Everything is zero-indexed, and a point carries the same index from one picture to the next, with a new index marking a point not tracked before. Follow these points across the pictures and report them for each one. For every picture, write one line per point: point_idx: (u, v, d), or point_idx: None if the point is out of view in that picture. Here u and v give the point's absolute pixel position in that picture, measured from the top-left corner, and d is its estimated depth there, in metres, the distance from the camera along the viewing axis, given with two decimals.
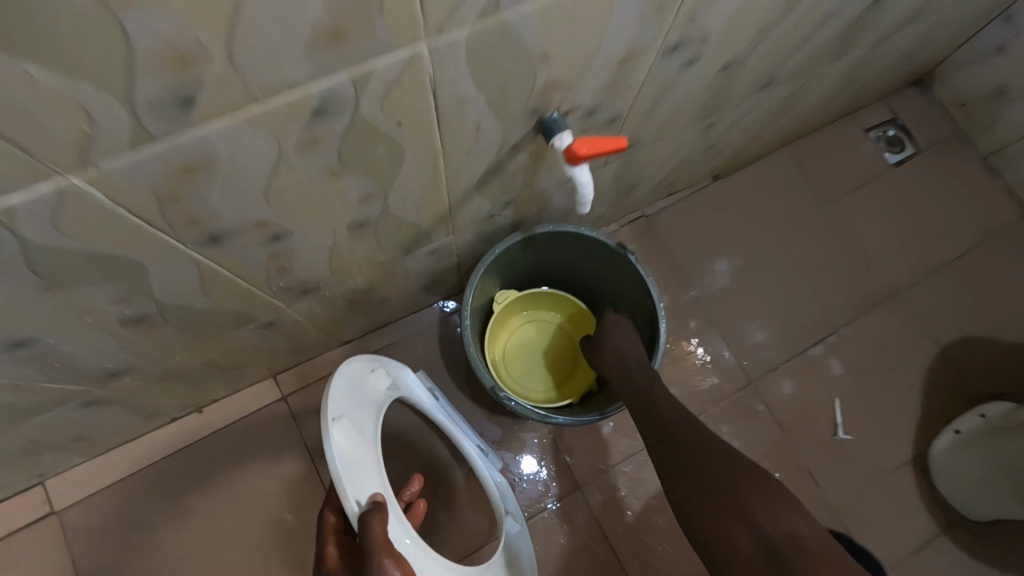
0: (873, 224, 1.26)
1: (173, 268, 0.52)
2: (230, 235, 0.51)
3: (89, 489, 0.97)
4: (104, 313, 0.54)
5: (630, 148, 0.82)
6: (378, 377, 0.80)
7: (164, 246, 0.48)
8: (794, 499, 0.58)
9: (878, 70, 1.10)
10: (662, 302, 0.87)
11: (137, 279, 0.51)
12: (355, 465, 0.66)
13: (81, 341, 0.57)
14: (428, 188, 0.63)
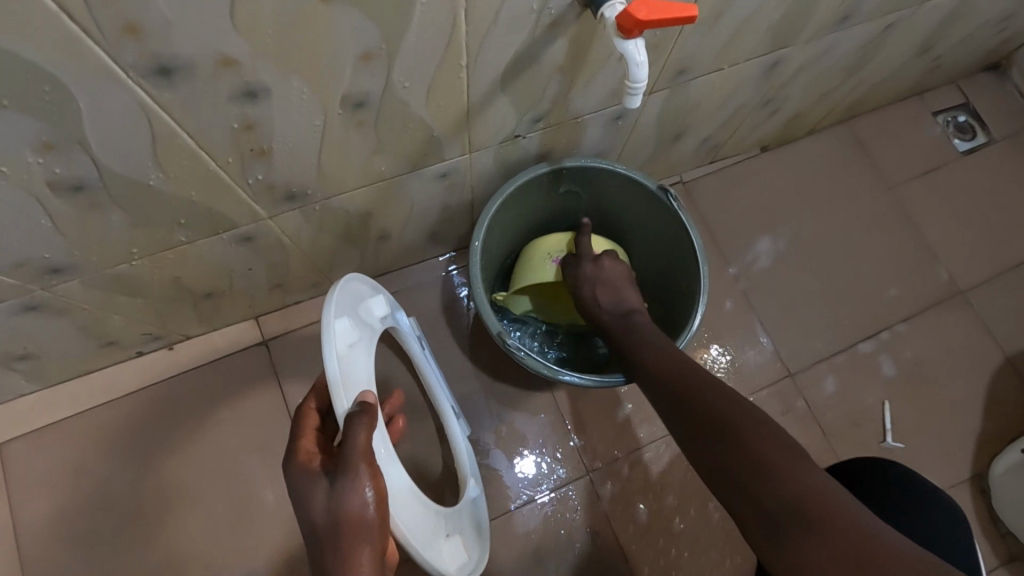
0: (936, 214, 1.13)
1: (111, 110, 0.41)
2: (185, 70, 0.40)
3: (37, 423, 0.87)
4: (26, 164, 0.43)
5: (684, 70, 0.70)
6: (377, 304, 0.72)
7: (95, 66, 0.37)
8: (803, 462, 0.48)
9: (962, 32, 0.98)
10: (706, 257, 0.76)
11: (60, 115, 0.40)
12: (351, 369, 0.59)
13: (1, 202, 0.46)
14: (443, 66, 0.51)
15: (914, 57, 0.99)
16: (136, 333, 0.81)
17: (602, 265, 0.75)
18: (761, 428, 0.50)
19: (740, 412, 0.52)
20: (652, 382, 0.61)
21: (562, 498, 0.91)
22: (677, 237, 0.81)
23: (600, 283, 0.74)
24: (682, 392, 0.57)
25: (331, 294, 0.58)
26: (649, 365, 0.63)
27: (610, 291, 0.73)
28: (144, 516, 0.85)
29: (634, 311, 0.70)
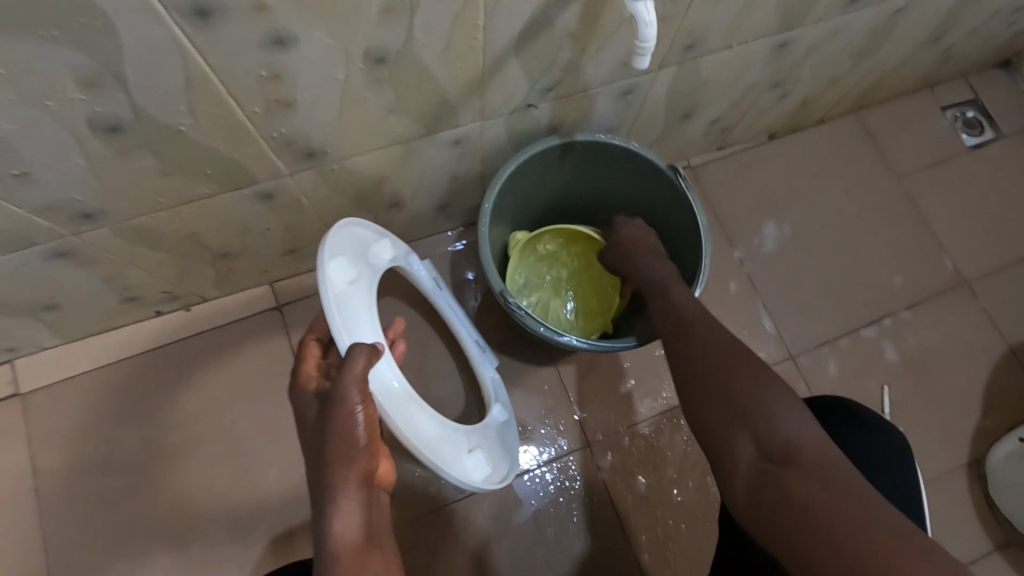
0: (941, 206, 1.14)
1: (151, 48, 0.44)
2: (221, 11, 0.43)
3: (58, 375, 0.90)
4: (69, 101, 0.46)
5: (693, 44, 0.72)
6: (382, 246, 0.75)
7: (138, 1, 0.40)
8: (799, 418, 0.50)
9: (971, 24, 0.99)
10: (709, 235, 0.78)
11: (103, 50, 0.43)
12: (345, 308, 0.64)
13: (43, 138, 0.49)
14: (461, 23, 0.54)
15: (923, 46, 1.01)
16: (156, 290, 0.84)
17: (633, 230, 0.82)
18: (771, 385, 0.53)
19: (756, 370, 0.54)
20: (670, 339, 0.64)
21: (563, 467, 0.93)
22: (684, 217, 0.83)
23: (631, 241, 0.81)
24: (690, 343, 0.61)
25: (326, 236, 0.62)
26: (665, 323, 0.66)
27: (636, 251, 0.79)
28: (159, 469, 0.88)
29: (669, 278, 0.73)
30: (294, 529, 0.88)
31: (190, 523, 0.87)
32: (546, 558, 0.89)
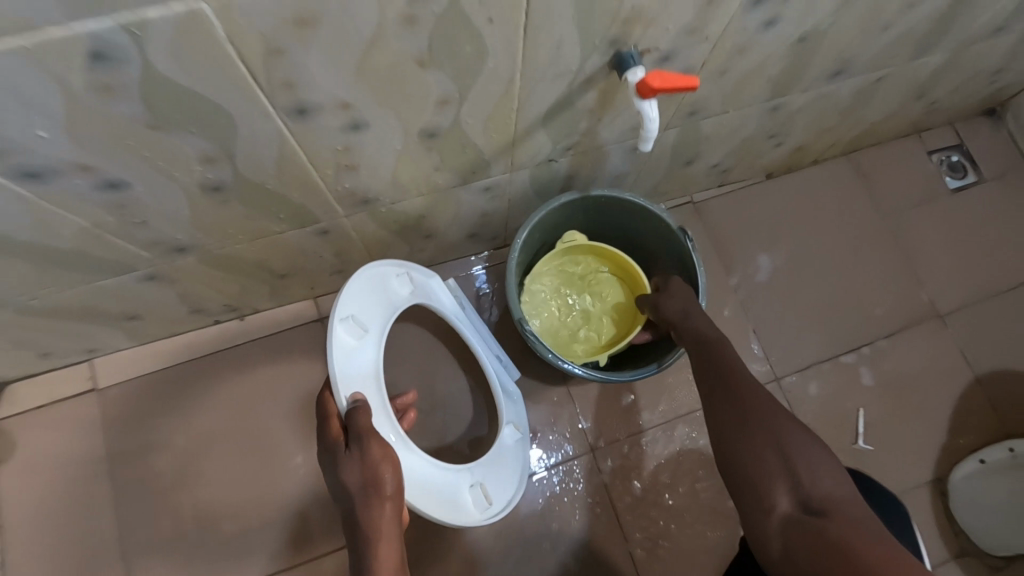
0: (923, 244, 1.24)
1: (260, 135, 0.56)
2: (315, 110, 0.55)
3: (130, 373, 1.02)
4: (190, 171, 0.58)
5: (695, 111, 0.83)
6: (400, 283, 0.86)
7: (258, 107, 0.52)
8: (831, 466, 0.60)
9: (953, 84, 1.09)
10: (705, 293, 0.89)
11: (225, 137, 0.55)
12: (352, 361, 0.76)
13: (164, 197, 0.61)
14: (499, 107, 0.65)
15: (909, 101, 1.10)
16: (218, 303, 0.97)
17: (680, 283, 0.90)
18: (808, 436, 0.62)
19: (794, 423, 0.63)
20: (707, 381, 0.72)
21: (569, 469, 1.05)
22: (688, 272, 0.94)
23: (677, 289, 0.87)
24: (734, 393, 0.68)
25: (336, 300, 0.74)
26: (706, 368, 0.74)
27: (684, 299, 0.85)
28: (216, 458, 1.01)
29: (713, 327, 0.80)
30: (332, 515, 1.00)
31: (242, 506, 0.99)
32: (550, 549, 1.01)
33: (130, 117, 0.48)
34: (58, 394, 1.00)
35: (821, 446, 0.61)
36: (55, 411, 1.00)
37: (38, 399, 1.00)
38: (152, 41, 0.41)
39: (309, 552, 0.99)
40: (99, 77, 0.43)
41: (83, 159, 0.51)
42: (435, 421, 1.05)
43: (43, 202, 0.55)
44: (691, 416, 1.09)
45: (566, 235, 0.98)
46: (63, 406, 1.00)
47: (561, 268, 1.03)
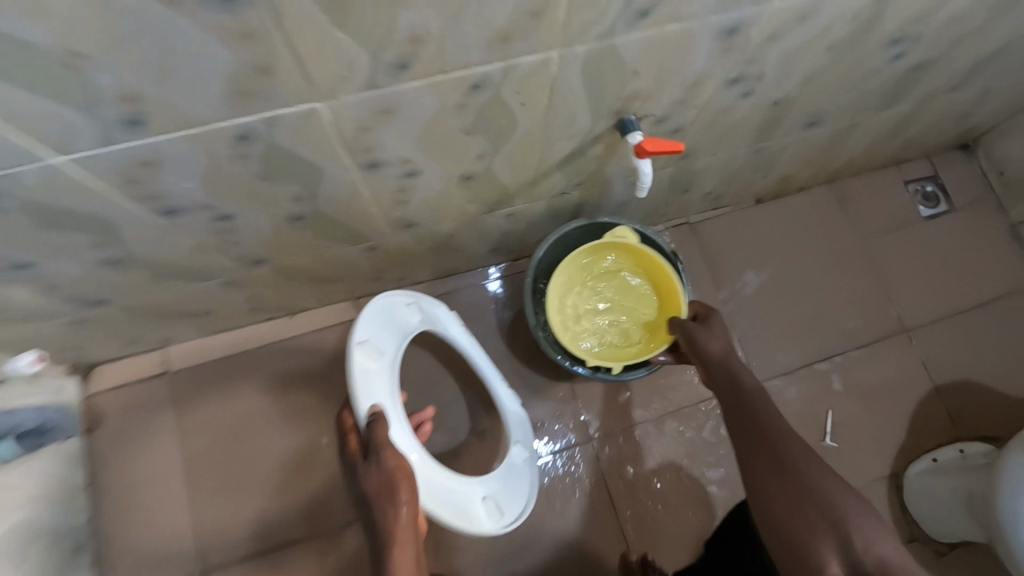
0: (896, 265, 1.37)
1: (339, 182, 0.72)
2: (383, 164, 0.70)
3: (198, 360, 1.19)
4: (282, 207, 0.74)
5: (687, 154, 0.97)
6: (410, 311, 1.02)
7: (342, 163, 0.68)
8: (879, 532, 0.68)
9: (923, 127, 1.22)
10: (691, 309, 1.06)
11: (313, 184, 0.70)
12: (372, 380, 0.91)
13: (256, 224, 0.77)
14: (523, 157, 0.80)
15: (884, 141, 1.24)
16: (275, 303, 1.13)
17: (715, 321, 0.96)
18: (859, 504, 0.70)
19: (844, 491, 0.71)
20: (753, 434, 0.78)
21: (571, 456, 1.21)
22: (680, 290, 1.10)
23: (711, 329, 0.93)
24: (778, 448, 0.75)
25: (354, 326, 0.89)
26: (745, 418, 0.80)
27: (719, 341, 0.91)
28: (269, 435, 1.17)
29: (750, 376, 0.85)
30: None
31: (290, 477, 1.16)
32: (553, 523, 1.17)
33: (251, 172, 0.64)
34: (136, 375, 1.17)
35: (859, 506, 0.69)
36: (134, 389, 1.16)
37: (120, 378, 1.17)
38: (282, 126, 0.57)
39: (346, 518, 1.14)
40: (234, 148, 0.58)
41: (206, 200, 0.67)
42: (459, 408, 1.22)
43: (169, 229, 0.71)
44: (680, 413, 1.24)
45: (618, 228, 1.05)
46: (141, 386, 1.17)
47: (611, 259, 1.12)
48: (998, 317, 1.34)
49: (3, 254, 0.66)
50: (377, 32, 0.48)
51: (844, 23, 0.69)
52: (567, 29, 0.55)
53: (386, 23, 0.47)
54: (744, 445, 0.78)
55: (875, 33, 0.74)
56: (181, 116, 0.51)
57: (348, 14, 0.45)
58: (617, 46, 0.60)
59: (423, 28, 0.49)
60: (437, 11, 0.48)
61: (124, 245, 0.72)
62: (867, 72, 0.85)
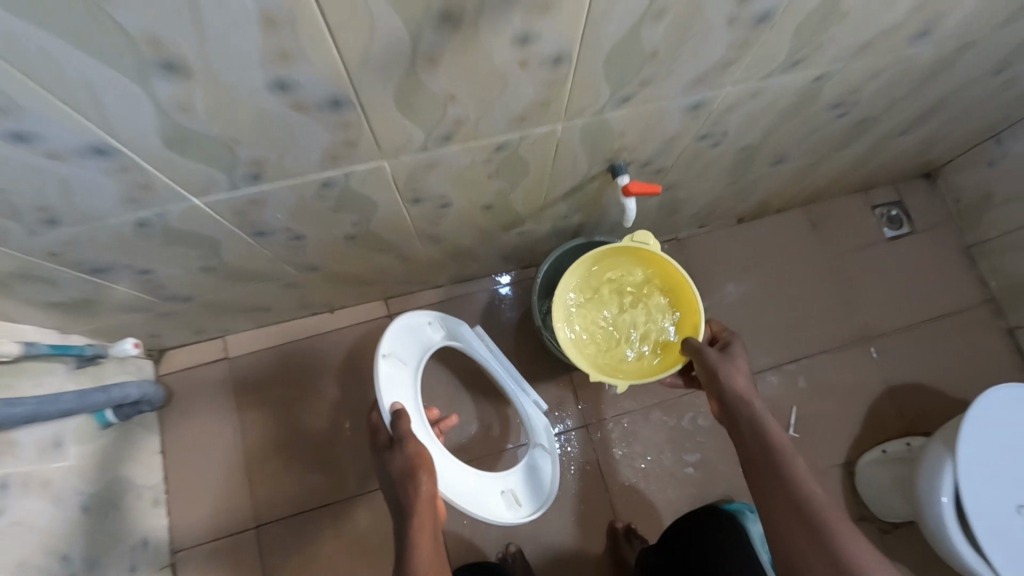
0: (860, 281, 1.55)
1: (387, 211, 0.91)
2: (423, 198, 0.89)
3: (253, 347, 1.39)
4: (340, 228, 0.93)
5: (671, 187, 1.16)
6: (433, 328, 1.18)
7: (393, 198, 0.87)
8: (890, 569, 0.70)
9: (884, 163, 1.39)
10: None
11: (368, 212, 0.90)
12: (396, 388, 1.05)
13: (318, 241, 0.96)
14: (533, 191, 0.99)
15: (850, 173, 1.41)
16: (318, 302, 1.32)
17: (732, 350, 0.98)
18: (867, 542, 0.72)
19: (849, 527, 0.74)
20: (764, 471, 0.82)
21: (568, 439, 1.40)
22: None
23: (729, 363, 0.95)
24: (794, 500, 0.77)
25: (381, 341, 1.03)
26: (760, 465, 0.83)
27: (737, 377, 0.93)
28: (311, 414, 1.38)
29: (767, 418, 0.88)
30: None
31: (329, 449, 1.36)
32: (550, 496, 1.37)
33: (325, 204, 0.83)
34: (200, 359, 1.38)
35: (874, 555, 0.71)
36: (199, 371, 1.37)
37: (187, 361, 1.37)
38: (355, 176, 0.76)
39: (375, 485, 1.34)
40: (316, 190, 0.78)
41: (286, 224, 0.86)
42: (472, 395, 1.42)
43: (253, 244, 0.90)
44: (663, 404, 1.43)
45: (637, 234, 1.10)
46: (205, 368, 1.37)
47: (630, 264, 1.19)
48: (948, 329, 1.51)
49: (130, 263, 0.85)
50: (432, 119, 0.67)
51: (790, 97, 0.87)
52: (568, 110, 0.74)
53: (438, 113, 0.66)
54: (757, 480, 0.83)
55: (819, 102, 0.93)
56: (287, 170, 0.71)
57: (414, 110, 0.65)
58: (606, 119, 0.79)
59: (464, 116, 0.68)
60: (473, 106, 0.66)
61: (217, 256, 0.91)
62: (819, 126, 1.03)
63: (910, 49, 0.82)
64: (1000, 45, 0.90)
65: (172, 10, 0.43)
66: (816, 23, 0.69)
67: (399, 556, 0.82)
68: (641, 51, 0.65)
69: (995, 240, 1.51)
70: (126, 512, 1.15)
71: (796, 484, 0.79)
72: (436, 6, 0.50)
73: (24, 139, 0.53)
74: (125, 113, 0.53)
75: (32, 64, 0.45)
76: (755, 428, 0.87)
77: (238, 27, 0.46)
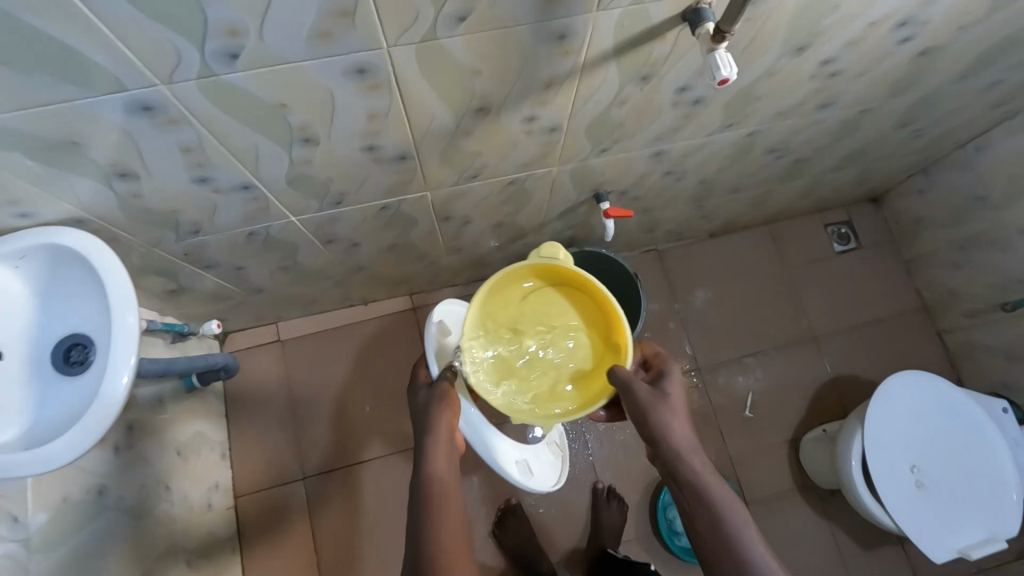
0: (813, 289, 1.81)
1: (423, 226, 1.18)
2: (451, 217, 1.17)
3: (299, 332, 1.67)
4: (386, 239, 1.21)
5: (646, 210, 1.42)
6: None
7: (429, 217, 1.14)
8: None
9: (830, 191, 1.65)
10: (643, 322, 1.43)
11: (409, 227, 1.17)
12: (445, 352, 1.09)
13: (368, 248, 1.24)
14: (535, 212, 1.26)
15: (801, 199, 1.66)
16: (355, 297, 1.59)
17: (664, 386, 0.82)
18: None
19: None
20: (704, 538, 0.71)
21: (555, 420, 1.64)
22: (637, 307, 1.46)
23: (666, 413, 0.78)
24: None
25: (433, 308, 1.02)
26: (708, 538, 0.70)
27: (676, 429, 0.77)
28: (346, 389, 1.65)
29: (710, 478, 0.73)
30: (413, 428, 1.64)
31: (362, 418, 1.63)
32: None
33: (379, 222, 1.11)
34: (255, 341, 1.65)
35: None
36: (254, 351, 1.65)
37: (246, 343, 1.65)
38: (405, 203, 1.05)
39: (400, 448, 1.62)
40: (375, 211, 1.05)
41: (348, 235, 1.14)
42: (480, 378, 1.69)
43: (322, 249, 1.18)
44: None
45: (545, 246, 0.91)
46: (259, 349, 1.65)
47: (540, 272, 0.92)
48: (884, 330, 1.78)
49: (232, 262, 1.13)
50: (464, 167, 0.95)
51: (730, 147, 1.14)
52: (559, 158, 1.01)
53: (469, 165, 0.95)
54: (699, 544, 0.72)
55: (754, 150, 1.19)
56: (360, 199, 0.98)
57: (453, 164, 0.93)
58: (589, 164, 1.07)
59: (487, 165, 0.96)
60: (492, 157, 0.94)
61: (294, 258, 1.19)
62: (762, 165, 1.30)
63: (820, 115, 1.10)
64: (894, 110, 1.17)
65: (318, 112, 0.71)
66: (738, 103, 0.96)
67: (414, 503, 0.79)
68: (611, 121, 0.92)
69: (925, 256, 1.76)
70: (205, 461, 1.44)
71: (755, 561, 0.68)
72: (473, 104, 0.77)
73: (205, 180, 0.81)
74: (271, 167, 0.81)
75: (229, 140, 0.73)
76: (699, 496, 0.73)
77: (351, 120, 0.75)
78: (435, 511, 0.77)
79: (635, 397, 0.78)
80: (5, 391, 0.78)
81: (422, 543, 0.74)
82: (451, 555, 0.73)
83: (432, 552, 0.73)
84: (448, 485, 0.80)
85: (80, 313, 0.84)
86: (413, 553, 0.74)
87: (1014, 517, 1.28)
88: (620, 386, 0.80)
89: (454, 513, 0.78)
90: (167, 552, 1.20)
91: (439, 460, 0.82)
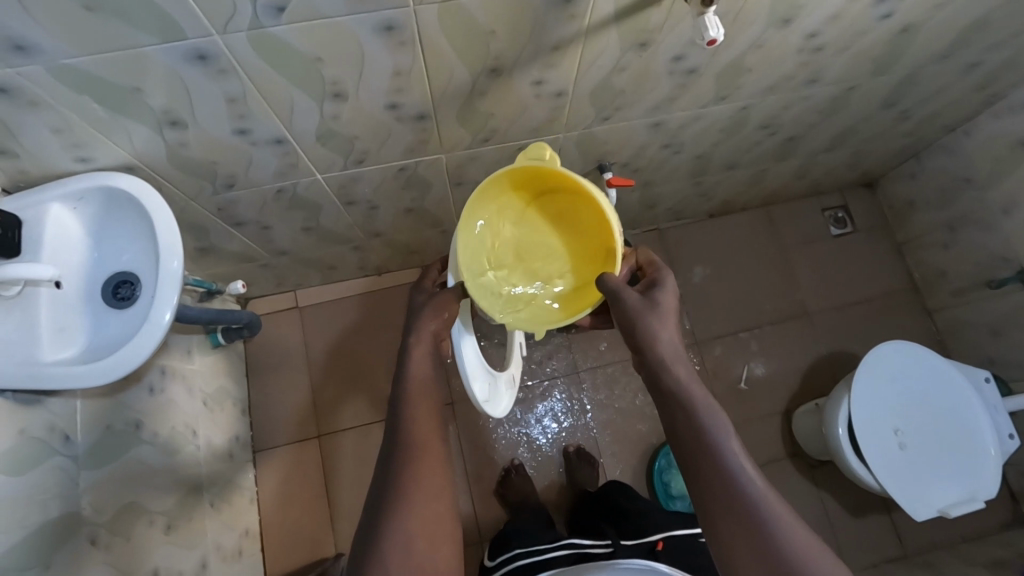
0: (808, 269, 1.88)
1: (437, 190, 1.26)
2: (464, 182, 1.25)
3: (318, 299, 1.76)
4: (403, 202, 1.29)
5: (648, 184, 1.50)
6: None
7: (443, 181, 1.23)
8: (797, 532, 0.67)
9: (824, 173, 1.72)
10: None
11: (423, 191, 1.26)
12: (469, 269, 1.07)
13: (384, 212, 1.32)
14: None
15: (799, 179, 1.72)
16: (370, 265, 1.68)
17: (655, 295, 0.86)
18: (778, 513, 0.68)
19: (755, 498, 0.69)
20: (676, 439, 0.76)
21: (556, 390, 1.72)
22: None
23: (653, 320, 0.81)
24: (728, 479, 0.70)
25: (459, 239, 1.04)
26: (685, 432, 0.74)
27: (661, 334, 0.81)
28: (362, 354, 1.73)
29: (693, 386, 0.77)
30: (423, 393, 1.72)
31: (375, 382, 1.71)
32: (539, 430, 1.69)
33: (398, 183, 1.19)
34: (276, 306, 1.74)
35: (803, 526, 0.69)
36: (273, 315, 1.74)
37: (266, 308, 1.74)
38: (422, 165, 1.13)
39: None
40: (394, 171, 1.13)
41: (369, 197, 1.23)
42: None
43: (343, 211, 1.27)
44: None
45: (534, 145, 0.84)
46: (279, 313, 1.74)
47: (528, 179, 0.90)
48: (875, 309, 1.85)
49: (259, 219, 1.22)
50: (477, 129, 1.03)
51: (725, 120, 1.22)
52: (564, 125, 1.09)
53: (481, 127, 1.03)
54: (671, 441, 0.77)
55: (746, 125, 1.27)
56: (381, 157, 1.07)
57: (466, 126, 1.02)
58: (590, 132, 1.14)
59: (501, 127, 1.05)
60: (504, 120, 1.02)
61: (317, 218, 1.27)
62: (757, 142, 1.38)
63: (808, 91, 1.17)
64: (881, 89, 1.24)
65: (350, 67, 0.80)
66: (729, 74, 1.04)
67: (395, 394, 0.84)
68: (612, 89, 1.00)
69: (916, 239, 1.83)
70: (226, 413, 1.52)
71: (731, 459, 0.71)
72: (488, 63, 0.86)
73: (243, 132, 0.90)
74: (303, 121, 0.90)
75: (268, 91, 0.82)
76: (682, 398, 0.76)
77: (378, 77, 0.83)
78: (413, 398, 0.82)
79: (623, 305, 0.83)
80: (63, 317, 0.87)
81: (398, 425, 0.80)
82: (425, 443, 0.79)
83: (409, 437, 0.79)
84: (426, 383, 0.84)
85: (131, 252, 0.93)
86: (392, 438, 0.80)
87: (993, 479, 1.35)
88: (610, 293, 0.84)
89: (434, 408, 0.82)
90: (194, 491, 1.29)
91: (418, 358, 0.86)
